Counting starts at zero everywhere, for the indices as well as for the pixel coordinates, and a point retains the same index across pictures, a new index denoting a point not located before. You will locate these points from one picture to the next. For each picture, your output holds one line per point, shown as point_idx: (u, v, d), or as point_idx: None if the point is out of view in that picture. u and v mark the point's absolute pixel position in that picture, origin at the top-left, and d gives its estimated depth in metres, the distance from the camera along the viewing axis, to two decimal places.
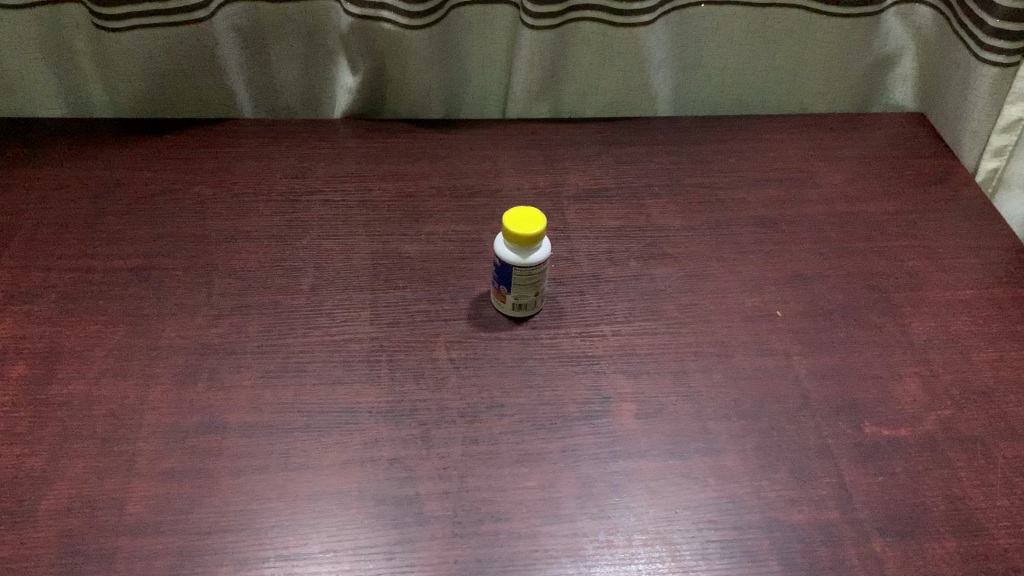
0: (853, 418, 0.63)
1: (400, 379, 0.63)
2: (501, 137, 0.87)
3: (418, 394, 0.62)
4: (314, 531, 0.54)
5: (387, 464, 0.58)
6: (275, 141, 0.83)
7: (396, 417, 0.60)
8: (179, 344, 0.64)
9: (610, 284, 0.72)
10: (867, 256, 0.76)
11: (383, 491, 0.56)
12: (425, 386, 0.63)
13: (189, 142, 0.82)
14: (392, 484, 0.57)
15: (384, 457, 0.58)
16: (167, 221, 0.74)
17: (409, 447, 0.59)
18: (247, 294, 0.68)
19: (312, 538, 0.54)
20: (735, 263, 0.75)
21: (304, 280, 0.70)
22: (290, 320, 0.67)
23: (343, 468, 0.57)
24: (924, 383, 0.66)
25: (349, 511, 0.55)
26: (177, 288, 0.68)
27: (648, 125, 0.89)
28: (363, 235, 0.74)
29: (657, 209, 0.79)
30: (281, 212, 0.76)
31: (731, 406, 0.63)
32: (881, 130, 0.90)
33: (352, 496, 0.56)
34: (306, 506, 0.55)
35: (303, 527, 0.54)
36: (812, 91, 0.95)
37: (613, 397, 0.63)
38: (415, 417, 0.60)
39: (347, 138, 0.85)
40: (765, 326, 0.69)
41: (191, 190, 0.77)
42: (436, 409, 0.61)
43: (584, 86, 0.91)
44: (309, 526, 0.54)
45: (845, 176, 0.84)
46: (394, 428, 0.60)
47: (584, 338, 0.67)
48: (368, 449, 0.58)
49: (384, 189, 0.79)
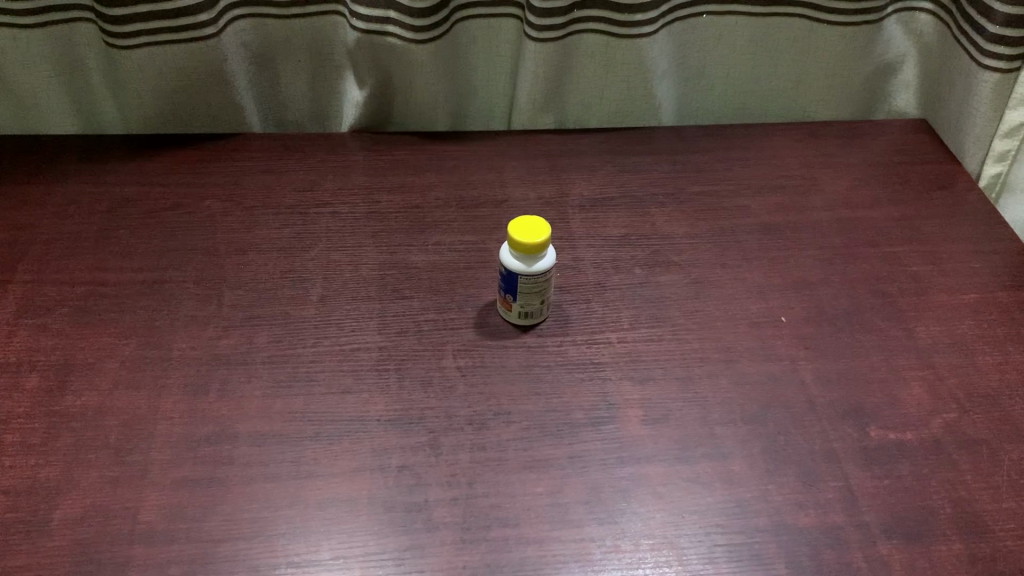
0: (859, 422, 0.63)
1: (408, 387, 0.64)
2: (507, 148, 0.88)
3: (427, 402, 0.63)
4: (325, 539, 0.55)
5: (395, 472, 0.58)
6: (283, 155, 0.84)
7: (404, 425, 0.61)
8: (191, 355, 0.65)
9: (615, 292, 0.73)
10: (871, 261, 0.77)
11: (391, 499, 0.57)
12: (433, 394, 0.63)
13: (199, 157, 0.83)
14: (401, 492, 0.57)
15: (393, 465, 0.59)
16: (177, 234, 0.75)
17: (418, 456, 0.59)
18: (256, 306, 0.69)
19: (322, 545, 0.54)
20: (739, 270, 0.75)
21: (313, 291, 0.71)
22: (300, 330, 0.68)
23: (352, 476, 0.58)
24: (929, 386, 0.66)
25: (358, 518, 0.56)
26: (189, 300, 0.69)
27: (652, 134, 0.90)
28: (371, 246, 0.75)
29: (662, 217, 0.80)
30: (290, 224, 0.77)
31: (737, 411, 0.64)
32: (884, 137, 0.91)
33: (361, 503, 0.56)
34: (316, 513, 0.56)
35: (313, 535, 0.55)
36: (815, 98, 0.95)
37: (619, 403, 0.64)
38: (424, 425, 0.61)
39: (354, 151, 0.86)
40: (770, 331, 0.70)
41: (202, 203, 0.78)
42: (444, 416, 0.62)
43: (589, 97, 0.91)
44: (320, 534, 0.55)
45: (849, 183, 0.85)
46: (402, 437, 0.60)
47: (590, 345, 0.68)
48: (377, 458, 0.59)
49: (391, 201, 0.80)
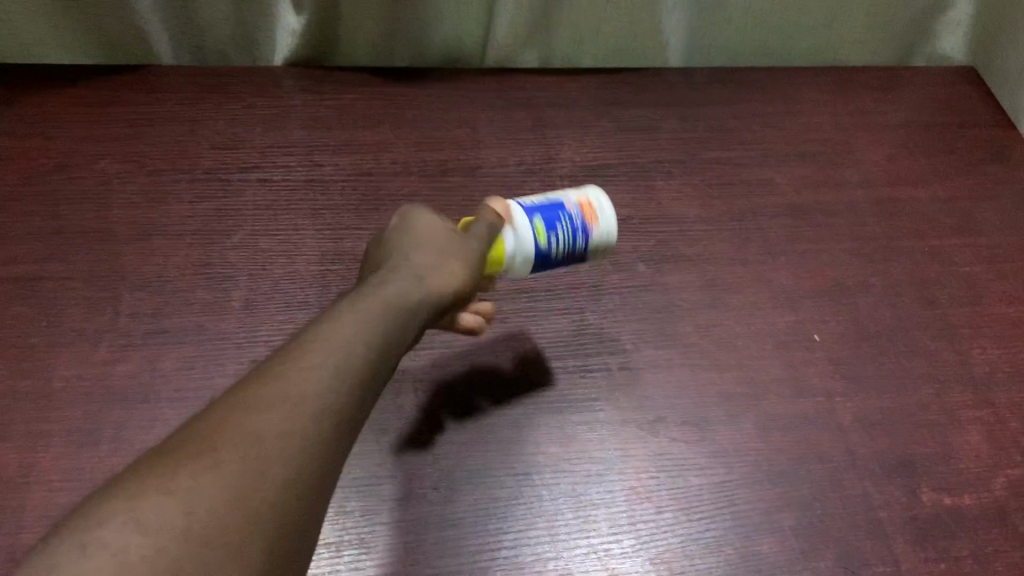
0: (908, 481, 0.52)
1: (336, 313, 0.40)
2: (481, 92, 0.71)
3: (349, 337, 0.38)
4: (131, 531, 0.28)
5: (268, 471, 0.32)
6: (200, 98, 0.68)
7: (333, 345, 0.38)
8: (77, 388, 0.51)
9: (614, 297, 0.59)
10: (917, 259, 0.64)
11: (252, 543, 0.30)
12: (366, 321, 0.40)
13: (92, 98, 0.66)
14: (292, 505, 0.32)
15: (268, 447, 0.33)
16: (61, 211, 0.59)
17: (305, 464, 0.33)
18: (163, 316, 0.54)
19: (147, 522, 0.29)
20: (764, 268, 0.62)
21: (236, 293, 0.56)
22: (218, 352, 0.53)
23: (240, 424, 0.33)
24: (989, 432, 0.55)
25: (193, 527, 0.29)
26: (77, 306, 0.54)
27: (655, 79, 0.75)
28: (312, 229, 0.60)
29: (669, 194, 0.66)
30: (208, 197, 0.61)
31: (764, 469, 0.52)
32: (927, 90, 0.77)
33: (229, 481, 0.31)
34: (121, 493, 0.30)
35: (105, 528, 0.28)
36: (847, 40, 0.81)
37: (623, 457, 0.52)
38: (331, 404, 0.35)
39: (291, 93, 0.69)
40: (802, 355, 0.58)
41: (94, 165, 0.62)
42: (353, 402, 0.36)
43: (582, 30, 0.75)
44: (114, 531, 0.28)
45: (888, 150, 0.71)
46: (299, 386, 0.35)
47: (584, 375, 0.55)
48: (262, 404, 0.34)
49: (337, 164, 0.64)
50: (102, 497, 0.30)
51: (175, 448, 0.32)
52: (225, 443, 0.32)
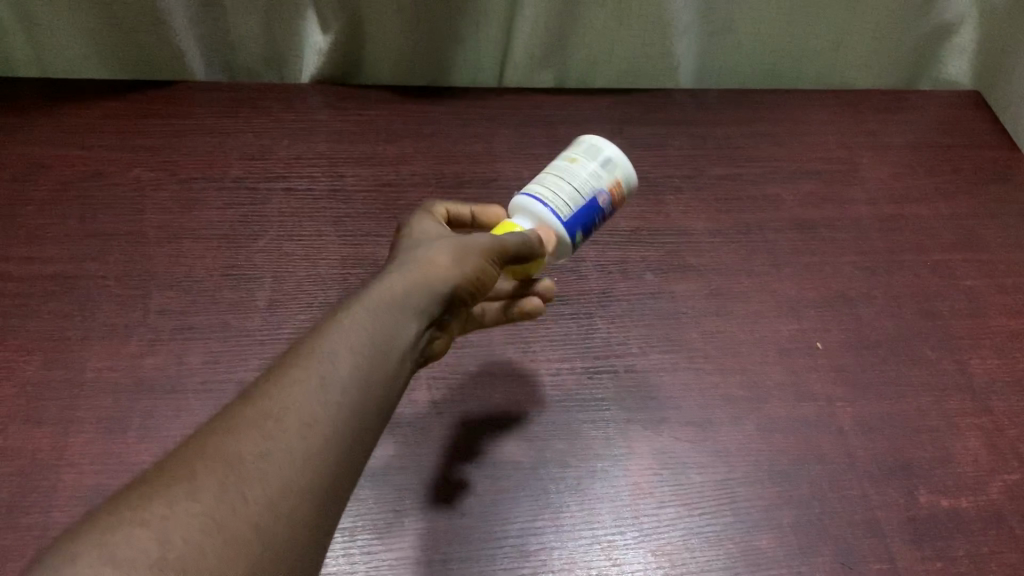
0: (906, 483, 0.54)
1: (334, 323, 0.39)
2: (497, 110, 0.74)
3: (340, 346, 0.38)
4: (104, 563, 0.28)
5: (249, 493, 0.32)
6: (231, 112, 0.71)
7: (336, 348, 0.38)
8: (108, 378, 0.53)
9: (623, 304, 0.62)
10: (919, 273, 0.66)
11: (230, 567, 0.31)
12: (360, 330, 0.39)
13: (129, 111, 0.70)
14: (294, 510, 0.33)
15: (249, 469, 0.33)
16: (97, 215, 0.62)
17: (293, 477, 0.34)
18: (191, 314, 0.57)
19: (146, 536, 0.30)
20: (768, 279, 0.64)
21: (260, 293, 0.59)
22: (241, 347, 0.56)
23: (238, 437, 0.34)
24: (987, 439, 0.56)
25: (169, 556, 0.30)
26: (109, 303, 0.57)
27: (666, 100, 0.77)
28: (333, 235, 0.63)
29: (677, 207, 0.68)
30: (236, 204, 0.64)
31: (764, 468, 0.54)
32: (932, 113, 0.79)
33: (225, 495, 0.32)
34: (107, 519, 0.30)
35: (78, 563, 0.28)
36: (854, 64, 0.83)
37: (628, 454, 0.54)
38: (321, 415, 0.36)
39: (317, 109, 0.72)
40: (805, 361, 0.59)
41: (129, 172, 0.65)
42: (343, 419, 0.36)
43: (596, 52, 0.79)
44: (88, 566, 0.28)
45: (892, 169, 0.73)
46: (288, 402, 0.36)
47: (592, 376, 0.57)
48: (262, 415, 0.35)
49: (358, 175, 0.68)
50: (86, 526, 0.30)
51: (173, 466, 0.33)
52: (207, 468, 0.33)
